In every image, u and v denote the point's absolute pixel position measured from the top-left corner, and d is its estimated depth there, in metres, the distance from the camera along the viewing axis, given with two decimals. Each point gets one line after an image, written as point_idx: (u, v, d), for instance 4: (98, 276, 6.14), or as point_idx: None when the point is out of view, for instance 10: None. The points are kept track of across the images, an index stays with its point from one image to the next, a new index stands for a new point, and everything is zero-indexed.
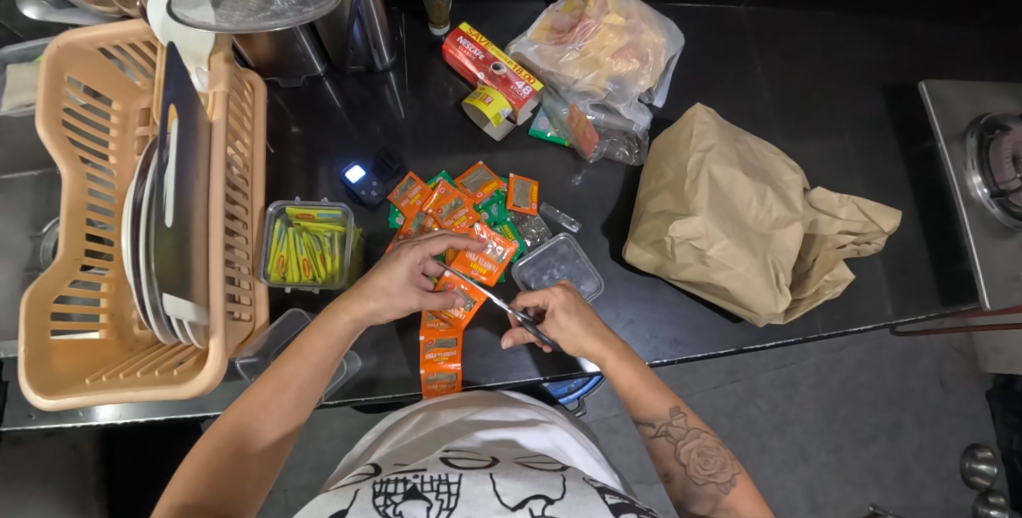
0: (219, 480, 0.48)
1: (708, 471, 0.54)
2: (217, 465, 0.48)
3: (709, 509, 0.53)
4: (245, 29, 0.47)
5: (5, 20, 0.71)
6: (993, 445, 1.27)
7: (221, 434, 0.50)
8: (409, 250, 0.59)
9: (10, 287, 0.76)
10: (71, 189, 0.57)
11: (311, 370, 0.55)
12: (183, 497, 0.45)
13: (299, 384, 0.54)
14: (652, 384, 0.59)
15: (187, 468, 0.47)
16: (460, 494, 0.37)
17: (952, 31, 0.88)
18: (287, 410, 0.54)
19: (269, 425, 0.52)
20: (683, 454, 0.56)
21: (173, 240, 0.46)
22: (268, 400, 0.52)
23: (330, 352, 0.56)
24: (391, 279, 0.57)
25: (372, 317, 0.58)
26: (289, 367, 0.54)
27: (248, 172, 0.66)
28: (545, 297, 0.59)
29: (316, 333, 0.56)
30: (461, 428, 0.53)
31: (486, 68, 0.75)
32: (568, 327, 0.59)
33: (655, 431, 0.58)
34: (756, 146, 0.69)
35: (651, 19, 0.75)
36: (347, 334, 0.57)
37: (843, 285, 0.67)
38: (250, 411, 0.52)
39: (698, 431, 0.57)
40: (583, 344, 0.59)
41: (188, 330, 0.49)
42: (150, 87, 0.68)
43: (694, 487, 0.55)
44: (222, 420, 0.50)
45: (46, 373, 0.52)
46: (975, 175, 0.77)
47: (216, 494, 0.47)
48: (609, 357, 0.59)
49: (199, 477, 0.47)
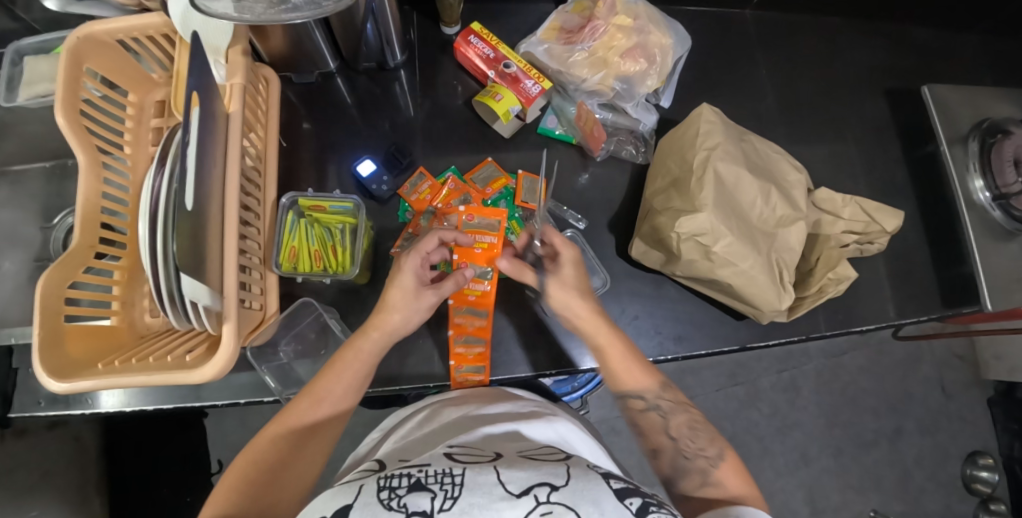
0: (256, 491, 0.48)
1: (696, 445, 0.55)
2: (256, 476, 0.49)
3: (697, 484, 0.53)
4: (265, 20, 0.48)
5: (24, 12, 0.72)
6: (994, 451, 1.27)
7: (260, 448, 0.51)
8: (409, 256, 0.60)
9: (20, 276, 0.76)
10: (88, 177, 0.58)
11: (348, 385, 0.56)
12: (224, 505, 0.46)
13: (335, 400, 0.55)
14: (639, 359, 0.59)
15: (229, 479, 0.49)
16: (464, 484, 0.37)
17: (953, 38, 0.90)
18: (323, 425, 0.54)
19: (307, 439, 0.53)
20: (672, 428, 0.57)
21: (192, 224, 0.47)
22: (305, 415, 0.53)
23: (359, 357, 0.57)
24: (400, 290, 0.58)
25: (399, 328, 0.59)
26: (325, 381, 0.55)
27: (261, 164, 0.67)
28: (562, 244, 0.62)
29: (348, 350, 0.57)
30: (467, 422, 0.54)
31: (496, 67, 0.76)
32: (566, 278, 0.60)
33: (643, 404, 0.59)
34: (760, 147, 0.70)
35: (658, 20, 0.77)
36: (377, 351, 0.58)
37: (846, 283, 0.68)
38: (287, 424, 0.53)
39: (685, 406, 0.58)
40: (574, 303, 0.59)
41: (202, 316, 0.50)
42: (166, 80, 0.69)
43: (683, 461, 0.55)
44: (262, 434, 0.52)
45: (60, 357, 0.52)
46: (976, 179, 0.78)
47: (255, 503, 0.47)
48: (599, 319, 0.59)
49: (237, 488, 0.48)
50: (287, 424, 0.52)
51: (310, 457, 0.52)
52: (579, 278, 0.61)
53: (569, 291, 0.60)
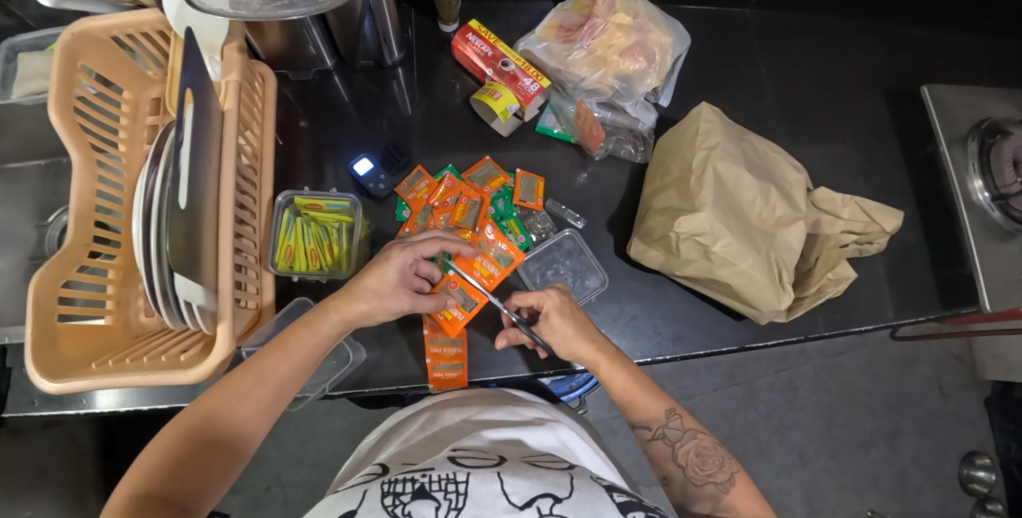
0: (186, 471, 0.46)
1: (707, 472, 0.55)
2: (187, 454, 0.47)
3: (710, 509, 0.53)
4: (261, 17, 0.46)
5: (18, 9, 0.71)
6: (991, 452, 1.27)
7: (193, 424, 0.48)
8: (399, 252, 0.59)
9: (13, 275, 0.76)
10: (82, 174, 0.57)
11: (293, 368, 0.55)
12: (142, 483, 0.44)
13: (281, 379, 0.54)
14: (647, 388, 0.59)
15: (152, 454, 0.46)
16: (468, 493, 0.37)
17: (952, 38, 0.90)
18: (264, 405, 0.53)
19: (246, 419, 0.51)
20: (681, 455, 0.56)
21: (186, 221, 0.46)
22: (246, 391, 0.51)
23: (315, 336, 0.56)
24: (381, 281, 0.58)
25: (363, 319, 0.58)
26: (271, 361, 0.53)
27: (257, 162, 0.67)
28: (540, 299, 0.59)
29: (304, 328, 0.56)
30: (467, 427, 0.53)
31: (494, 65, 0.76)
32: (560, 332, 0.59)
33: (652, 434, 0.58)
34: (760, 146, 0.70)
35: (657, 19, 0.77)
36: (334, 334, 0.58)
37: (845, 284, 0.68)
38: (225, 401, 0.50)
39: (694, 432, 0.57)
40: (576, 348, 0.60)
41: (196, 316, 0.50)
42: (161, 77, 0.69)
43: (694, 489, 0.55)
44: (195, 409, 0.49)
45: (54, 357, 0.52)
46: (976, 179, 0.77)
47: (175, 483, 0.45)
48: (601, 361, 0.59)
49: (162, 465, 0.46)
50: (224, 401, 0.50)
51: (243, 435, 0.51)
52: (575, 325, 0.60)
53: (566, 342, 0.60)
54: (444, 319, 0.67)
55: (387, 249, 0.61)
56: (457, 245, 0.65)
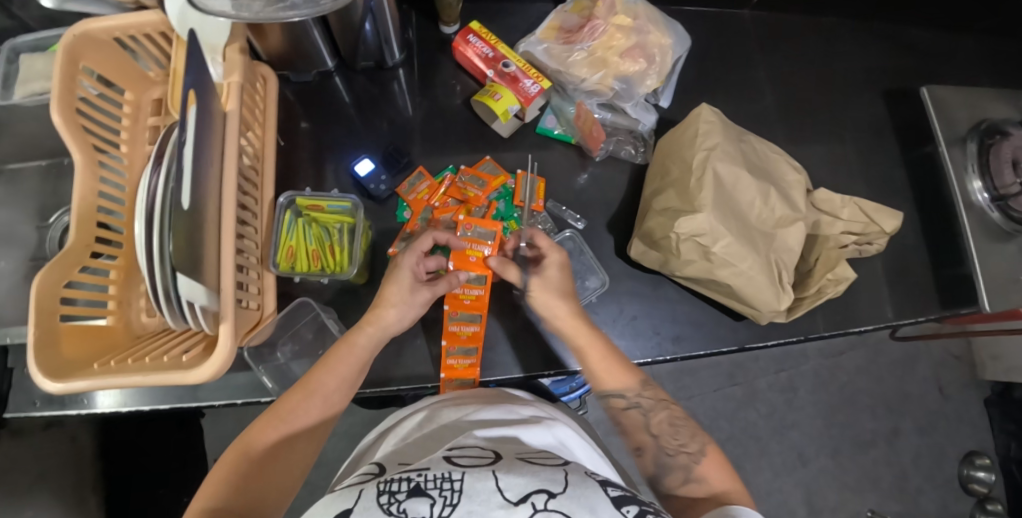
0: (249, 484, 0.47)
1: (679, 442, 0.55)
2: (247, 468, 0.48)
3: (680, 481, 0.52)
4: (263, 18, 0.47)
5: (19, 10, 0.72)
6: (991, 451, 1.27)
7: (252, 441, 0.50)
8: (404, 255, 0.62)
9: (14, 276, 0.76)
10: (84, 175, 0.57)
11: (339, 379, 0.56)
12: (212, 500, 0.45)
13: (328, 392, 0.55)
14: (620, 359, 0.60)
15: (216, 474, 0.48)
16: (463, 490, 0.37)
17: (951, 39, 0.90)
18: (315, 417, 0.54)
19: (300, 432, 0.52)
20: (654, 426, 0.57)
21: (189, 222, 0.46)
22: (297, 406, 0.53)
23: (353, 348, 0.57)
24: (396, 285, 0.60)
25: (393, 325, 0.60)
26: (317, 374, 0.55)
27: (259, 163, 0.67)
28: (547, 250, 0.64)
29: (343, 344, 0.58)
30: (463, 426, 0.53)
31: (495, 66, 0.76)
32: (549, 280, 0.62)
33: (625, 404, 0.58)
34: (759, 147, 0.70)
35: (658, 21, 0.77)
36: (371, 347, 0.59)
37: (845, 284, 0.68)
38: (279, 417, 0.52)
39: (667, 403, 0.58)
40: (557, 307, 0.61)
41: (199, 315, 0.50)
42: (163, 78, 0.69)
43: (665, 459, 0.54)
44: (252, 427, 0.51)
45: (56, 357, 0.52)
46: (975, 179, 0.78)
47: (242, 499, 0.46)
48: (579, 320, 0.61)
49: (227, 482, 0.47)
50: (276, 417, 0.52)
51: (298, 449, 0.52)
52: (565, 282, 0.63)
53: (550, 296, 0.62)
54: (450, 296, 0.68)
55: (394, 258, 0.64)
56: (446, 237, 0.67)
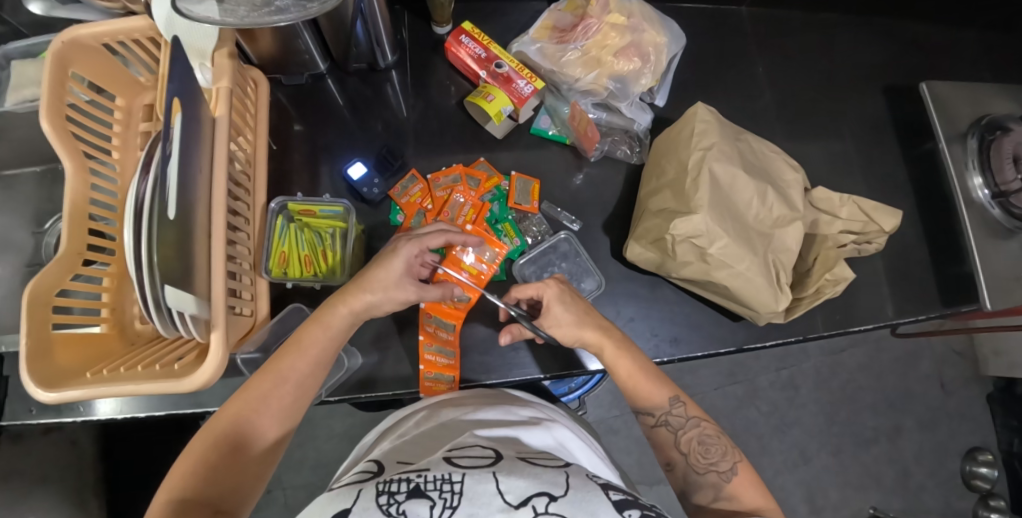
0: (220, 472, 0.48)
1: (709, 460, 0.55)
2: (216, 457, 0.48)
3: (711, 499, 0.53)
4: (249, 24, 0.47)
5: (10, 15, 0.71)
6: (993, 448, 1.27)
7: (219, 429, 0.50)
8: (405, 243, 0.60)
9: (11, 282, 0.76)
10: (75, 183, 0.56)
11: (310, 364, 0.55)
12: (183, 490, 0.45)
13: (298, 378, 0.54)
14: (650, 372, 0.59)
15: (186, 462, 0.47)
16: (463, 493, 0.36)
17: (951, 33, 0.89)
18: (286, 404, 0.53)
19: (266, 418, 0.52)
20: (684, 443, 0.56)
21: (176, 231, 0.46)
22: (266, 394, 0.53)
23: (327, 331, 0.56)
24: (386, 272, 0.58)
25: (369, 310, 0.58)
26: (287, 360, 0.54)
27: (250, 169, 0.67)
28: (539, 290, 0.60)
29: (314, 326, 0.57)
30: (460, 425, 0.53)
31: (488, 67, 0.75)
32: (560, 319, 0.59)
33: (655, 420, 0.58)
34: (756, 146, 0.69)
35: (652, 19, 0.76)
36: (345, 328, 0.58)
37: (844, 284, 0.67)
38: (250, 404, 0.52)
39: (698, 420, 0.57)
40: (582, 334, 0.59)
41: (189, 324, 0.49)
42: (154, 83, 0.68)
43: (695, 476, 0.55)
44: (221, 413, 0.51)
45: (48, 366, 0.51)
46: (976, 176, 0.77)
47: (214, 487, 0.47)
48: (607, 346, 0.59)
49: (198, 471, 0.47)
50: (248, 405, 0.52)
51: (266, 435, 0.52)
52: (573, 312, 0.60)
53: (569, 329, 0.59)
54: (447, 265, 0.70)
55: (395, 241, 0.62)
56: (462, 238, 0.65)
